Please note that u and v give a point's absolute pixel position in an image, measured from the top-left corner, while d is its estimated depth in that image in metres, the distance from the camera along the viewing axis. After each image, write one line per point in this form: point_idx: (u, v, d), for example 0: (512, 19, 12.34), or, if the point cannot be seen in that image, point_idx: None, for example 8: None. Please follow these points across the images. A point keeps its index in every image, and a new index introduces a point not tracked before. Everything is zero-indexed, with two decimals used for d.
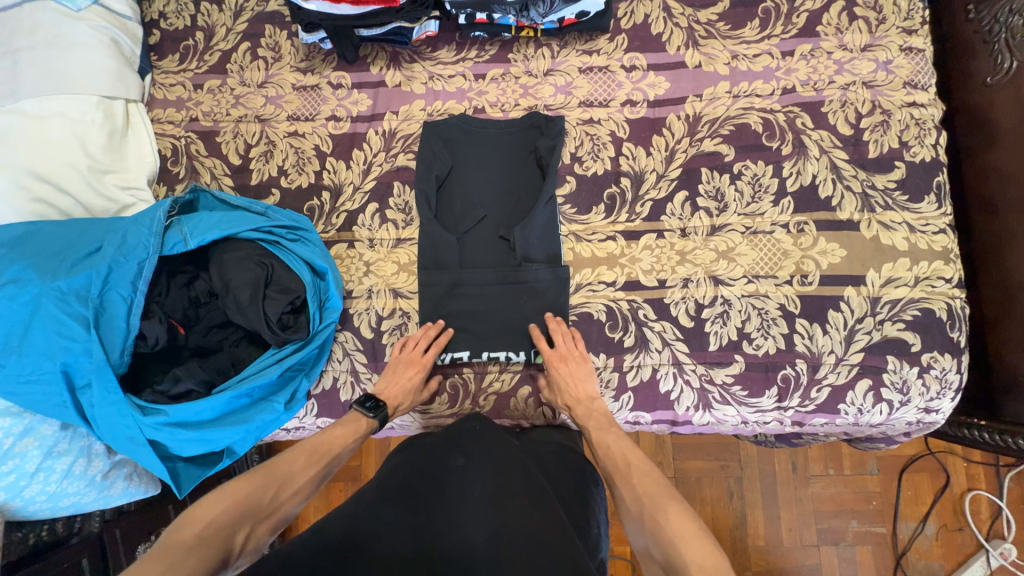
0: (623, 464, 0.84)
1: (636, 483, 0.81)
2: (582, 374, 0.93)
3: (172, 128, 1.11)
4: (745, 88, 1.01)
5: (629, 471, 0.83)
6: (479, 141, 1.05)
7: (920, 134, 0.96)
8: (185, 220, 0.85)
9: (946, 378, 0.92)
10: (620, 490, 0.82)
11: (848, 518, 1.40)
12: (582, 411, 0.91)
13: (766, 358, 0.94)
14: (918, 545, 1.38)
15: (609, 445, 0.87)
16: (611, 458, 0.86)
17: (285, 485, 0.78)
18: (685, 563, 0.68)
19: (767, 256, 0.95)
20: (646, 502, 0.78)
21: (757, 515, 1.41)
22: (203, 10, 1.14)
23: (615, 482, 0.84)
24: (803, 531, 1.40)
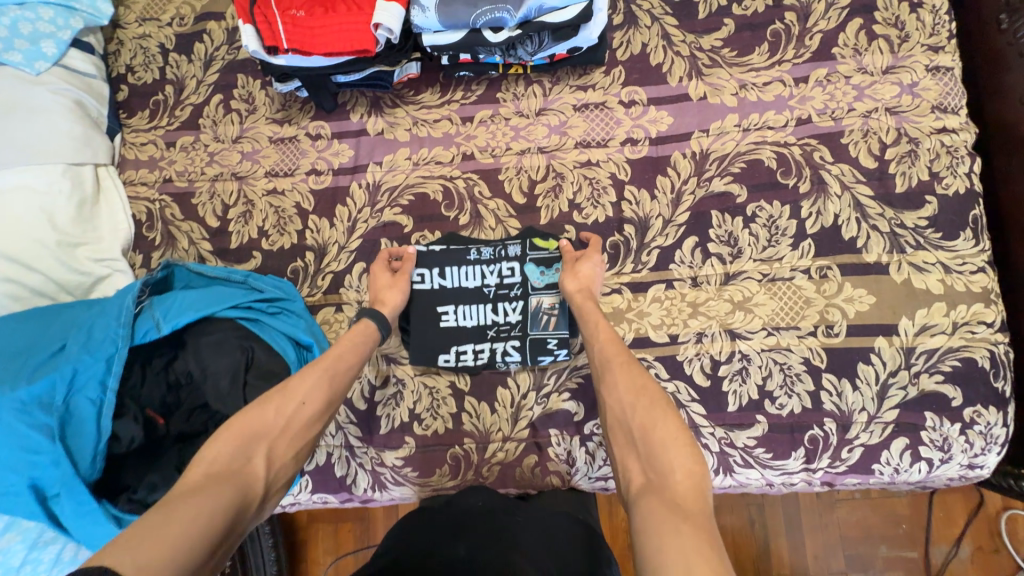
0: (625, 360, 0.72)
1: (630, 378, 0.69)
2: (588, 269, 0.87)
3: (146, 190, 1.05)
4: (756, 120, 0.93)
5: (629, 367, 0.71)
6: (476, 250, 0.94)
7: (953, 164, 0.88)
8: (156, 303, 0.80)
9: (991, 433, 0.83)
10: (614, 379, 0.70)
11: (877, 543, 1.29)
12: (586, 308, 0.83)
13: (791, 419, 0.86)
14: (953, 569, 1.27)
15: (606, 332, 0.78)
16: (603, 342, 0.77)
17: (285, 403, 0.69)
18: (670, 478, 0.57)
19: (787, 305, 0.88)
20: (642, 398, 0.66)
21: (780, 543, 1.31)
22: (172, 62, 1.08)
23: (608, 372, 0.72)
24: (830, 558, 1.29)
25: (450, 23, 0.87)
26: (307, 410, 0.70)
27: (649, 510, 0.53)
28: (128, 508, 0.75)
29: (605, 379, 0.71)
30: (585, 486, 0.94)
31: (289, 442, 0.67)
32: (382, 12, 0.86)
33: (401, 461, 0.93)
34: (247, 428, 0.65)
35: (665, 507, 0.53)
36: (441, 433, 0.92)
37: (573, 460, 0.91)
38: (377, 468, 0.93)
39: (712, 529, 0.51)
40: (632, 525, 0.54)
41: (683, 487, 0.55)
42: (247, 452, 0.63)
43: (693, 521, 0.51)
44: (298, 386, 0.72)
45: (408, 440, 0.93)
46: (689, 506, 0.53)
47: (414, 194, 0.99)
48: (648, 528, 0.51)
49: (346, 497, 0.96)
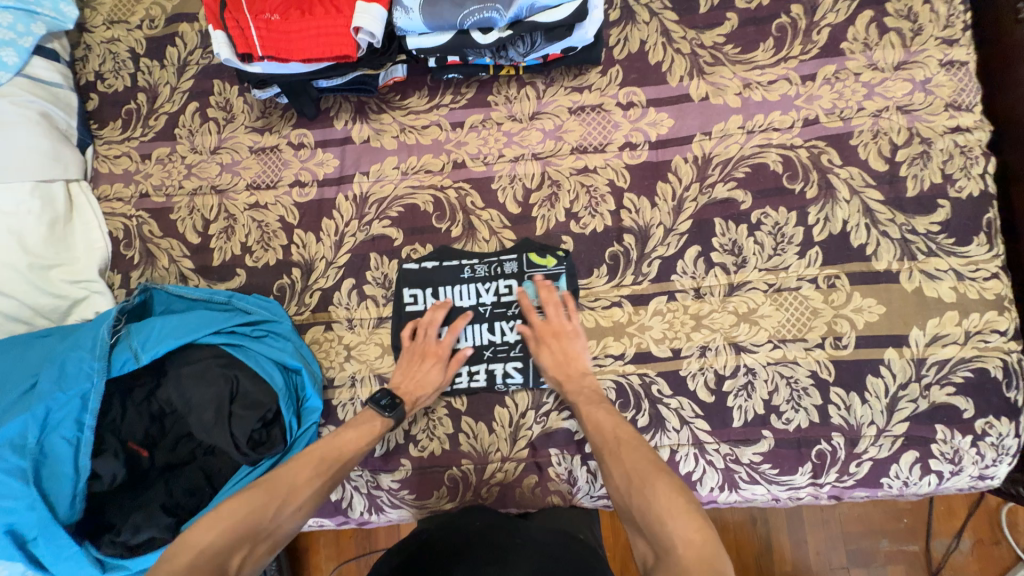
0: (612, 439, 0.75)
1: (627, 462, 0.73)
2: (565, 346, 0.85)
3: (122, 205, 1.00)
4: (761, 121, 0.88)
5: (618, 447, 0.74)
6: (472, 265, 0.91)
7: (966, 165, 0.84)
8: (133, 332, 0.76)
9: (1003, 444, 0.81)
10: (608, 466, 0.74)
11: (878, 537, 1.28)
12: (578, 400, 0.81)
13: (798, 434, 0.84)
14: (954, 561, 1.26)
15: (590, 413, 0.79)
16: (588, 423, 0.78)
17: (286, 502, 0.72)
18: (676, 551, 0.61)
19: (794, 316, 0.85)
20: (636, 481, 0.70)
21: (783, 540, 1.30)
22: (144, 68, 1.02)
23: (601, 457, 0.75)
24: (832, 554, 1.28)
25: (436, 25, 0.82)
26: (299, 516, 0.73)
27: None
28: (112, 550, 0.72)
29: (601, 466, 0.75)
30: (587, 503, 0.92)
31: (272, 542, 0.71)
32: (362, 15, 0.80)
33: (398, 484, 0.90)
34: (237, 518, 0.68)
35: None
36: (438, 454, 0.90)
37: (574, 479, 0.88)
38: (374, 491, 0.91)
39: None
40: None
41: (689, 557, 0.60)
42: (233, 545, 0.66)
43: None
44: (304, 482, 0.74)
45: (404, 462, 0.90)
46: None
47: (404, 206, 0.94)
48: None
49: (342, 519, 0.94)
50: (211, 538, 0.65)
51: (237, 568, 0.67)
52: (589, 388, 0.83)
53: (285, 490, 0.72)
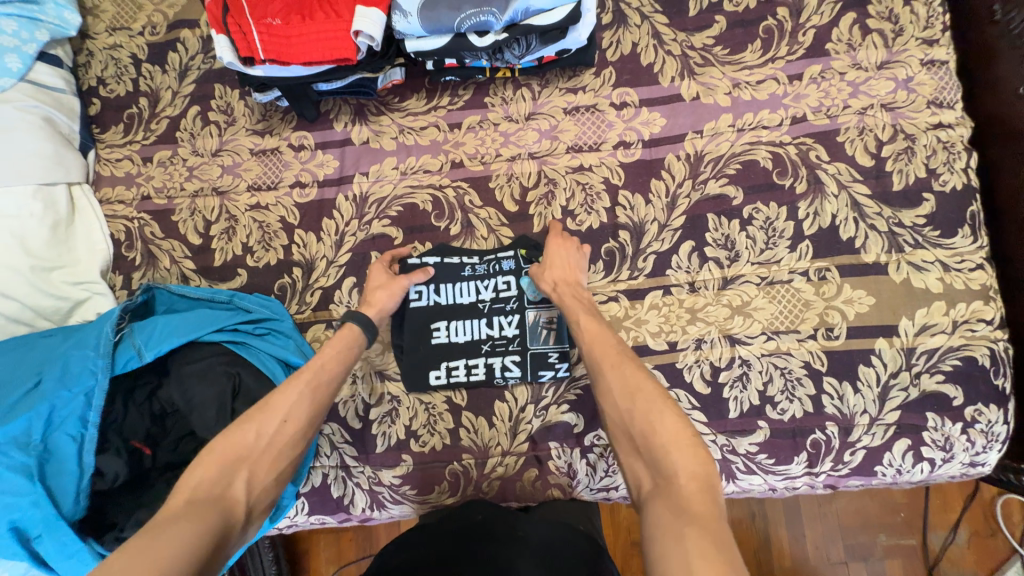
0: (614, 358, 0.74)
1: (628, 383, 0.70)
2: (566, 262, 0.86)
3: (123, 208, 1.01)
4: (751, 119, 0.91)
5: (620, 364, 0.73)
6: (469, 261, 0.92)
7: (949, 160, 0.86)
8: (136, 331, 0.77)
9: (992, 431, 0.83)
10: (607, 385, 0.72)
11: (876, 531, 1.29)
12: (569, 301, 0.82)
13: (793, 423, 0.85)
14: (951, 554, 1.27)
15: (592, 329, 0.79)
16: (591, 338, 0.77)
17: (268, 421, 0.70)
18: (675, 480, 0.59)
19: (787, 308, 0.87)
20: (638, 402, 0.68)
21: (782, 535, 1.31)
22: (145, 73, 1.04)
23: (601, 374, 0.73)
24: (830, 548, 1.29)
25: (432, 28, 0.84)
26: (288, 429, 0.71)
27: (658, 516, 0.56)
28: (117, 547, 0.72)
29: (599, 382, 0.73)
30: (587, 497, 0.93)
31: (271, 464, 0.68)
32: (362, 20, 0.82)
33: (399, 480, 0.91)
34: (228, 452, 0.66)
35: (676, 512, 0.55)
36: (439, 449, 0.91)
37: (574, 472, 0.89)
38: (375, 487, 0.91)
39: (721, 525, 0.54)
40: (645, 530, 0.57)
41: (690, 487, 0.58)
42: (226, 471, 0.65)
43: (702, 521, 0.54)
44: (278, 401, 0.72)
45: (405, 457, 0.91)
46: (697, 506, 0.56)
47: (404, 205, 0.96)
48: (660, 533, 0.54)
49: (344, 517, 0.94)
50: (205, 472, 0.64)
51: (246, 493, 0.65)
52: (585, 302, 0.84)
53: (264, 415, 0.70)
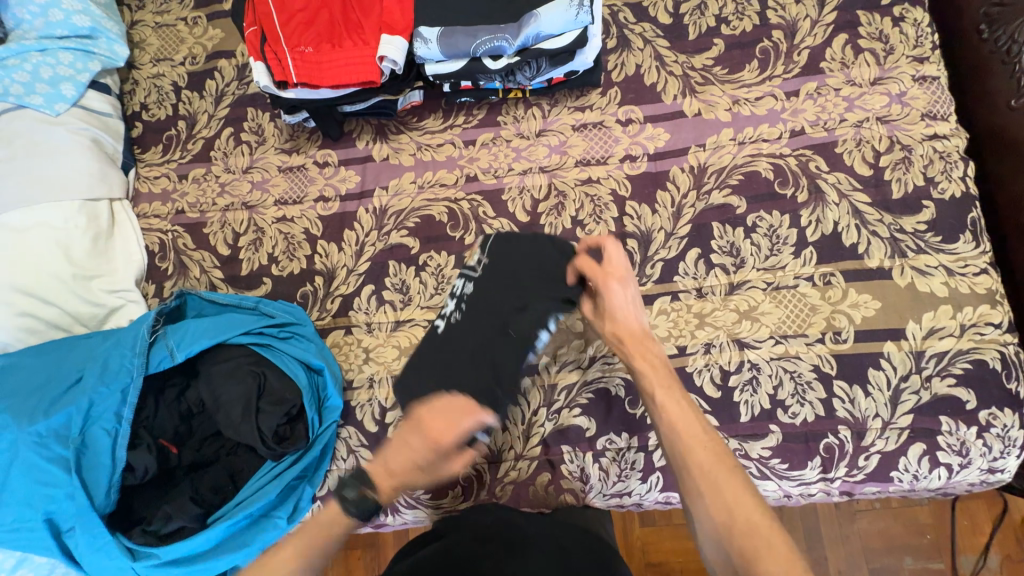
0: (706, 455, 0.69)
1: (723, 492, 0.65)
2: (629, 306, 0.83)
3: (158, 222, 1.07)
4: (750, 133, 0.96)
5: (714, 466, 0.67)
6: (495, 306, 0.87)
7: (946, 168, 0.89)
8: (170, 332, 0.81)
9: (1009, 435, 0.82)
10: (699, 491, 0.67)
11: (901, 554, 1.25)
12: (646, 371, 0.79)
13: (805, 427, 0.86)
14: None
15: (679, 421, 0.73)
16: (678, 433, 0.72)
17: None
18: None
19: (794, 313, 0.88)
20: (735, 516, 0.63)
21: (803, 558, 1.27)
22: (185, 99, 1.12)
23: (692, 478, 0.68)
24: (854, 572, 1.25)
25: (450, 53, 0.91)
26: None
27: None
28: (144, 539, 0.75)
29: (688, 487, 0.68)
30: (600, 503, 0.93)
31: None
32: (387, 46, 0.89)
33: None
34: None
35: None
36: None
37: (587, 477, 0.90)
38: None
39: None
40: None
41: None
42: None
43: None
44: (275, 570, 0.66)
45: None
46: None
47: (421, 217, 1.01)
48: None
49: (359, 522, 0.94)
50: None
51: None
52: (666, 380, 0.77)
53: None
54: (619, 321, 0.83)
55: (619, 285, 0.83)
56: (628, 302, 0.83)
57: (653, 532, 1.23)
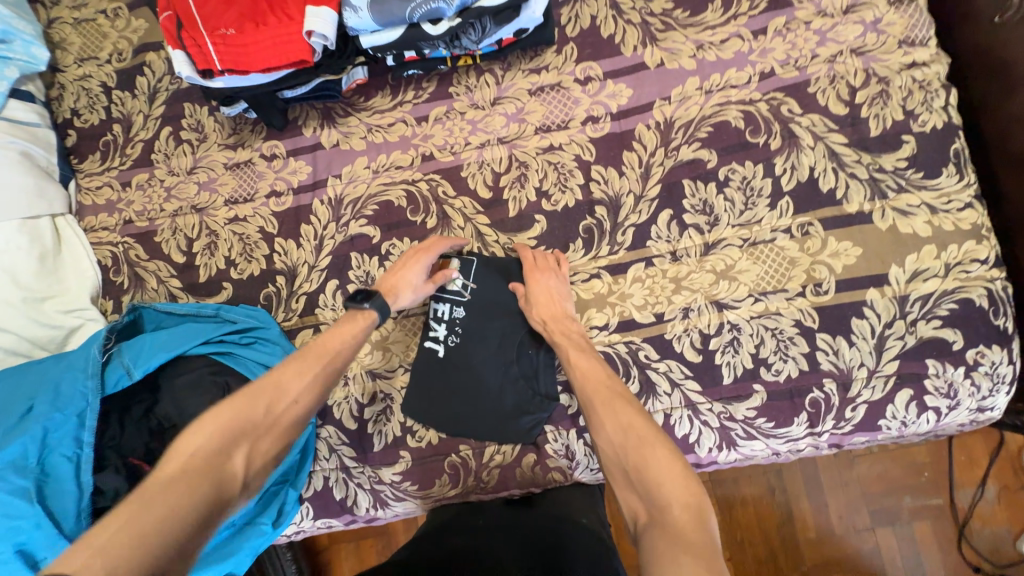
0: (605, 391, 0.74)
1: (616, 418, 0.71)
2: (551, 293, 0.85)
3: (108, 234, 1.02)
4: (718, 80, 0.89)
5: (610, 397, 0.73)
6: (495, 333, 0.90)
7: (927, 99, 0.84)
8: (124, 349, 0.79)
9: (998, 372, 0.80)
10: (598, 416, 0.72)
11: (900, 494, 1.26)
12: (559, 337, 0.83)
13: (789, 384, 0.83)
14: (980, 511, 1.24)
15: (585, 367, 0.79)
16: (582, 374, 0.78)
17: (275, 400, 0.70)
18: (668, 506, 0.59)
19: (773, 268, 0.85)
20: (629, 436, 0.68)
21: (803, 507, 1.28)
22: (116, 100, 1.05)
23: (593, 408, 0.74)
24: (854, 516, 1.27)
25: (385, 21, 0.84)
26: (296, 410, 0.71)
27: (655, 548, 0.55)
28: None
29: (591, 416, 0.73)
30: (588, 478, 0.92)
31: (276, 437, 0.69)
32: (314, 20, 0.82)
33: (400, 476, 0.91)
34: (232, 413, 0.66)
35: (672, 542, 0.55)
36: (436, 443, 0.90)
37: (572, 453, 0.89)
38: (376, 486, 0.91)
39: (715, 555, 0.53)
40: (643, 562, 0.56)
41: (681, 516, 0.58)
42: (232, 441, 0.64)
43: (700, 550, 0.53)
44: (288, 379, 0.72)
45: (403, 453, 0.91)
46: (692, 537, 0.55)
47: (379, 203, 0.96)
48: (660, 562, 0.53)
49: (350, 518, 0.94)
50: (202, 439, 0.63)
51: (245, 467, 0.65)
52: (576, 340, 0.83)
53: (272, 389, 0.70)
54: (540, 304, 0.85)
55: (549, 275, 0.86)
56: (561, 293, 0.85)
57: None
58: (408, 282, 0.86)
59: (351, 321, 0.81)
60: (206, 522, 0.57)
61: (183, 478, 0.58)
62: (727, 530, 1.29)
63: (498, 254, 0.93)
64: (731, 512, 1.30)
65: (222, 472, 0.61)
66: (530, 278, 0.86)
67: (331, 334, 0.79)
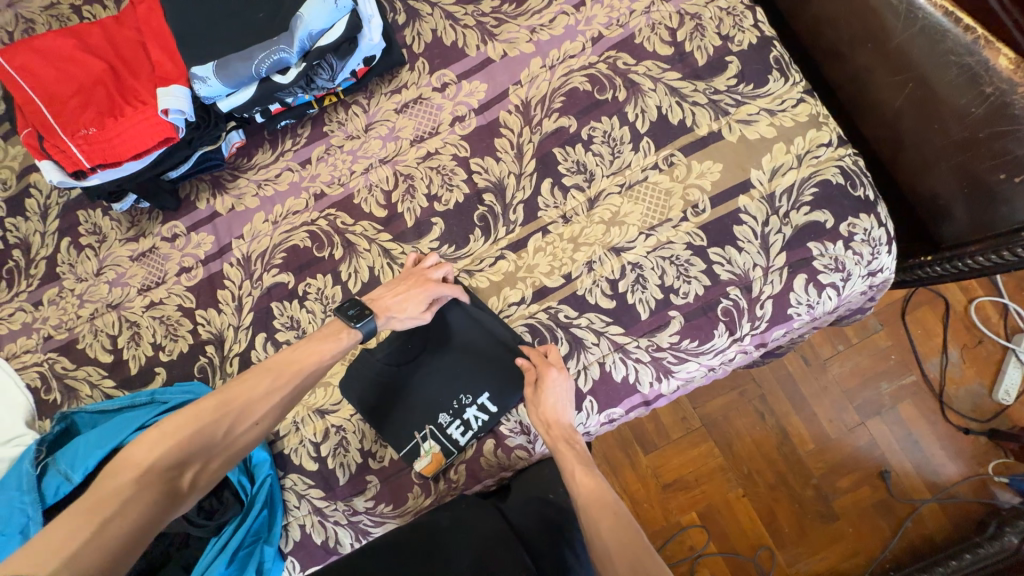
0: (597, 509, 0.75)
1: (616, 540, 0.71)
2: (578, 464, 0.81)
3: (30, 355, 1.02)
4: (557, 55, 0.97)
5: (601, 519, 0.74)
6: (424, 375, 0.92)
7: (737, 22, 0.94)
8: (59, 457, 0.81)
9: (873, 237, 0.88)
10: (602, 540, 0.72)
11: (877, 382, 1.31)
12: (562, 449, 0.82)
13: (699, 301, 0.89)
14: (951, 375, 1.30)
15: (586, 477, 0.79)
16: (597, 508, 0.76)
17: (241, 417, 0.72)
18: None
19: (653, 203, 0.91)
20: (632, 559, 0.68)
21: (794, 420, 1.31)
22: (10, 226, 1.07)
23: (595, 533, 0.74)
24: (842, 415, 1.30)
25: (236, 83, 0.89)
26: (258, 431, 0.73)
27: None
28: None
29: (596, 544, 0.73)
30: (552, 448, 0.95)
31: (229, 457, 0.71)
32: (165, 98, 0.87)
33: (373, 501, 0.90)
34: (234, 401, 0.72)
35: None
36: (397, 459, 0.91)
37: (528, 427, 0.91)
38: (353, 518, 0.91)
39: None
40: None
41: None
42: (186, 459, 0.67)
43: None
44: (258, 397, 0.74)
45: (370, 478, 0.91)
46: None
47: (286, 250, 0.99)
48: None
49: None
50: (163, 450, 0.66)
51: (195, 480, 0.68)
52: (581, 455, 0.82)
53: (239, 408, 0.72)
54: (541, 404, 0.84)
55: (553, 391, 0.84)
56: (564, 399, 0.85)
57: (658, 455, 1.33)
58: (405, 309, 0.85)
59: (331, 338, 0.82)
60: (157, 529, 0.62)
61: (140, 493, 0.62)
62: (734, 468, 1.30)
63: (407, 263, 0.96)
64: (733, 451, 1.31)
65: (175, 489, 0.65)
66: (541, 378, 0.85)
67: (305, 351, 0.79)
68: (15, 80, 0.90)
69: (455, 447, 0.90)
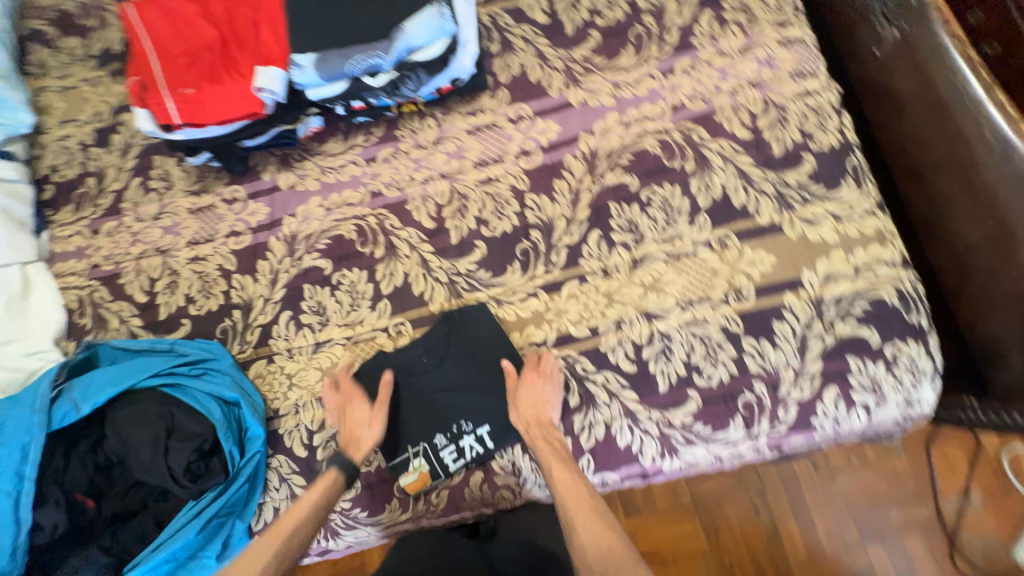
0: (574, 504, 0.77)
1: (593, 537, 0.74)
2: (559, 462, 0.81)
3: (75, 278, 1.07)
4: (634, 114, 0.99)
5: (578, 513, 0.76)
6: (431, 389, 0.92)
7: (821, 122, 0.93)
8: (74, 386, 0.84)
9: (917, 366, 0.84)
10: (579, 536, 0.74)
11: (888, 508, 1.23)
12: (542, 447, 0.83)
13: (722, 388, 0.86)
14: (970, 520, 1.21)
15: (563, 476, 0.80)
16: (573, 505, 0.77)
17: None
18: None
19: (696, 278, 0.90)
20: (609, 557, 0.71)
21: (791, 526, 1.23)
22: (92, 156, 1.14)
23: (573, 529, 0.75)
24: (842, 530, 1.23)
25: (329, 75, 0.95)
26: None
27: None
28: (99, 556, 0.81)
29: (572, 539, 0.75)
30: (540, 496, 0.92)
31: None
32: (264, 78, 0.93)
33: (350, 503, 0.90)
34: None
35: None
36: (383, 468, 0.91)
37: (519, 470, 0.90)
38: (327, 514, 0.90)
39: None
40: None
41: None
42: None
43: None
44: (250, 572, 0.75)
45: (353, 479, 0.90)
46: None
47: (331, 238, 1.02)
48: None
49: None
50: None
51: None
52: (559, 449, 0.83)
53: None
54: (523, 404, 0.86)
55: (536, 387, 0.86)
56: (550, 400, 0.86)
57: (640, 524, 1.27)
58: (361, 423, 0.87)
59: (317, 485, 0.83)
60: None
61: None
62: (715, 556, 1.23)
63: (441, 278, 0.97)
64: (718, 538, 1.24)
65: None
66: (523, 378, 0.88)
67: (296, 505, 0.81)
68: (138, 31, 0.98)
69: (444, 471, 0.88)
